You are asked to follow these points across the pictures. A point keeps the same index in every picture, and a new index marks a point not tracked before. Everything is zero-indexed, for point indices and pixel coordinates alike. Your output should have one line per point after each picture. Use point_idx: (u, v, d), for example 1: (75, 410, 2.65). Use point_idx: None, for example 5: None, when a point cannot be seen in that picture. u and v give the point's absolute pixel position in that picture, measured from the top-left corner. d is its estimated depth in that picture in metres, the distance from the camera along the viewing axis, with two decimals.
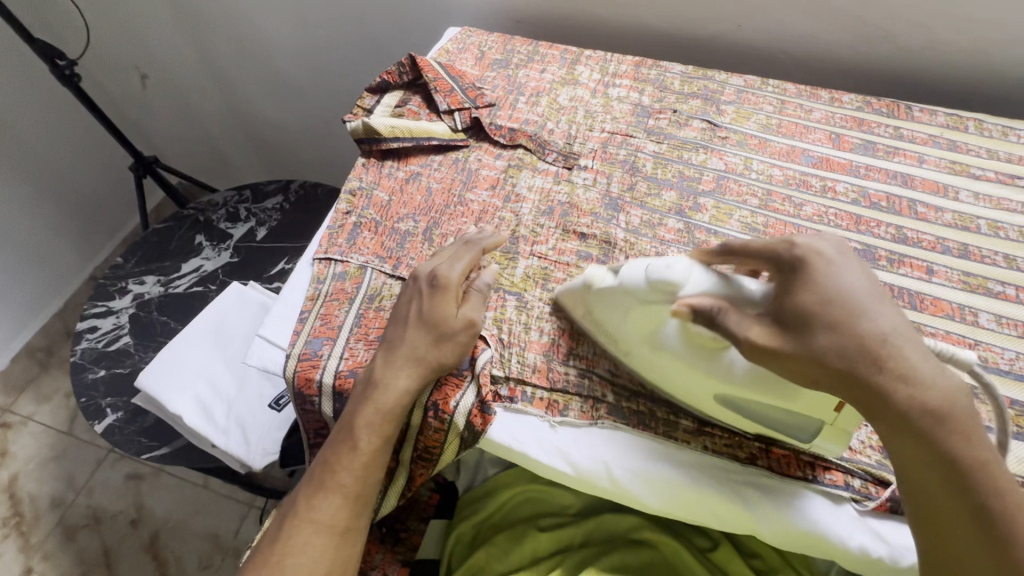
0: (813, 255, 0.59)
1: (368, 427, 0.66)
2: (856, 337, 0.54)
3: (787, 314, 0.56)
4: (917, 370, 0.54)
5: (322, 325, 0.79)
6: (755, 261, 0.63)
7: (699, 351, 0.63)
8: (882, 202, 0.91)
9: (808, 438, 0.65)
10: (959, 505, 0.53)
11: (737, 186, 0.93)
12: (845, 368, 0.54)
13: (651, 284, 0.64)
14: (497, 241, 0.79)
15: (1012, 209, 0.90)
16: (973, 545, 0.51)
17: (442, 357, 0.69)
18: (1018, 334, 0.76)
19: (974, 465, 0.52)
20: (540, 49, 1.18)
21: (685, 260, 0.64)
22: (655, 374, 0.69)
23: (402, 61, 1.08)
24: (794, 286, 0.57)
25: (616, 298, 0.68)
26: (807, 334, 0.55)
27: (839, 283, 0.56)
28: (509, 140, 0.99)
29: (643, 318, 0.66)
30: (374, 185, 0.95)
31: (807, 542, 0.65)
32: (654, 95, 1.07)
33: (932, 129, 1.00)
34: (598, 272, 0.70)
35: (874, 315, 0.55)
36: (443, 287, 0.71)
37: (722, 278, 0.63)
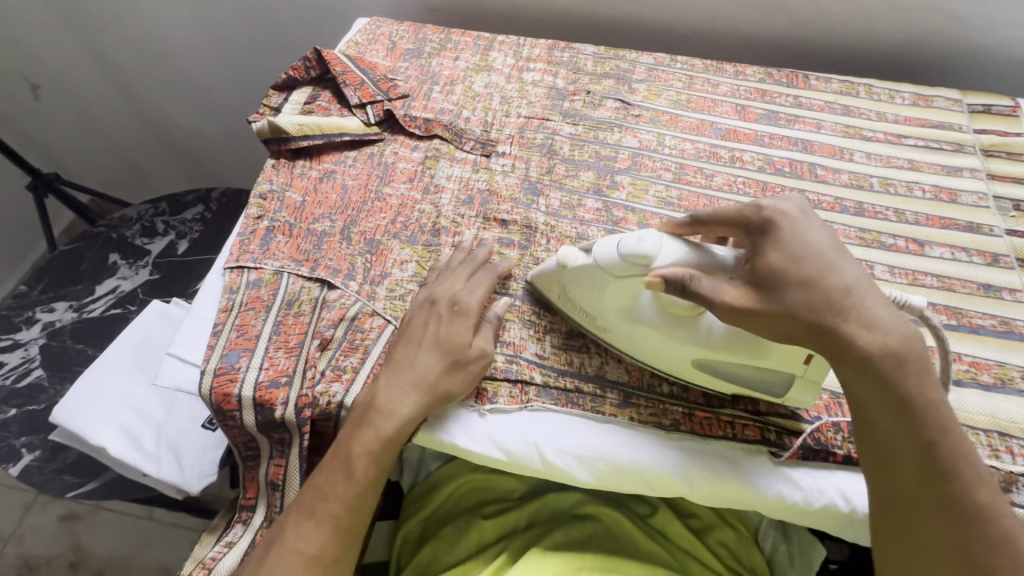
0: (779, 217, 0.61)
1: (365, 456, 0.63)
2: (823, 292, 0.56)
3: (760, 274, 0.58)
4: (881, 316, 0.56)
5: (238, 336, 0.76)
6: (726, 228, 0.65)
7: (669, 319, 0.65)
8: (785, 168, 0.95)
9: (781, 392, 0.68)
10: (911, 446, 0.54)
11: (651, 162, 0.95)
12: (812, 321, 0.56)
13: (624, 259, 0.64)
14: (511, 264, 0.79)
15: (900, 166, 0.96)
16: (915, 481, 0.54)
17: (448, 386, 0.67)
18: (910, 282, 0.82)
19: (924, 406, 0.55)
20: (452, 37, 1.16)
21: (657, 233, 0.64)
22: (631, 347, 0.71)
23: (308, 55, 1.04)
24: (766, 246, 0.60)
25: (589, 275, 0.68)
26: (778, 289, 0.57)
27: (805, 242, 0.59)
28: (425, 131, 0.98)
29: (619, 292, 0.67)
30: (286, 186, 0.91)
31: (729, 497, 0.67)
32: (569, 77, 1.08)
33: (828, 96, 1.06)
34: (571, 253, 0.70)
35: (837, 268, 0.57)
36: (464, 315, 0.70)
37: (693, 248, 0.63)
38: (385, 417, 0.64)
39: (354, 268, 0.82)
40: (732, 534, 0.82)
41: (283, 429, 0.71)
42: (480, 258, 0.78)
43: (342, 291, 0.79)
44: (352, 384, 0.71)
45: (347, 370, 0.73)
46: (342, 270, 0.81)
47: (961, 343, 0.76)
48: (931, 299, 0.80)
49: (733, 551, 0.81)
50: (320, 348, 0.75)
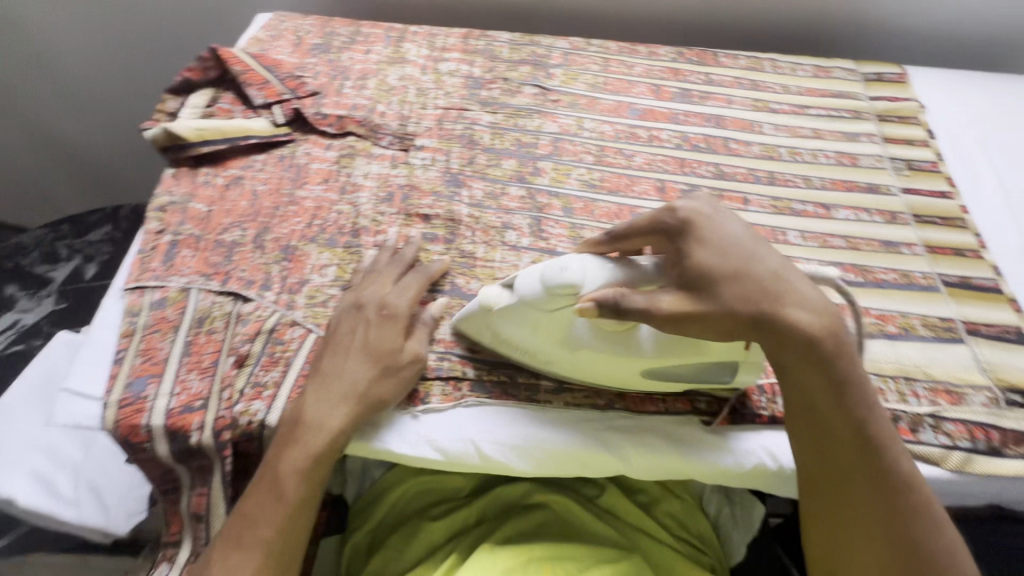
0: (696, 215, 0.60)
1: (294, 475, 0.60)
2: (755, 281, 0.56)
3: (689, 276, 0.57)
4: (812, 301, 0.56)
5: (144, 362, 0.70)
6: (643, 238, 0.63)
7: (609, 340, 0.64)
8: (701, 144, 0.98)
9: (730, 377, 0.68)
10: (846, 424, 0.57)
11: (572, 146, 0.95)
12: (753, 312, 0.55)
13: (550, 292, 0.62)
14: (445, 265, 0.76)
15: (806, 135, 1.01)
16: (852, 460, 0.57)
17: (380, 392, 0.64)
18: (820, 245, 0.86)
19: (854, 384, 0.57)
20: (362, 29, 1.12)
21: (576, 257, 0.63)
22: (574, 370, 0.68)
23: (203, 55, 0.98)
24: (688, 246, 0.59)
25: (518, 314, 0.66)
26: (714, 288, 0.55)
27: (727, 234, 0.59)
28: (338, 128, 0.94)
29: (553, 325, 0.65)
30: (188, 197, 0.85)
31: (665, 468, 0.68)
32: (485, 66, 1.06)
33: (736, 72, 1.09)
34: (492, 293, 0.67)
35: (762, 257, 0.57)
36: (393, 319, 0.68)
37: (616, 266, 0.63)
38: (315, 433, 0.61)
39: (270, 278, 0.77)
40: (677, 505, 0.84)
41: (203, 455, 0.66)
42: (410, 258, 0.76)
43: (258, 302, 0.75)
44: (274, 400, 0.67)
45: (268, 386, 0.69)
46: (257, 281, 0.77)
47: (868, 298, 0.81)
48: (839, 260, 0.84)
49: (680, 521, 0.83)
50: (236, 366, 0.70)
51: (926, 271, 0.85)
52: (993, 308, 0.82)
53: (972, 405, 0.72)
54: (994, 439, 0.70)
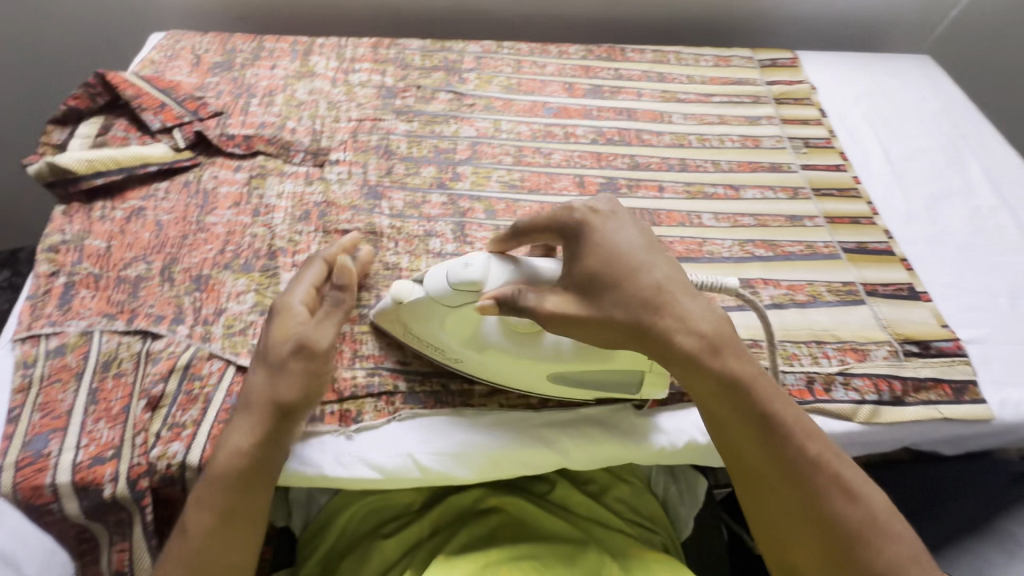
0: (590, 217, 0.63)
1: (195, 505, 0.59)
2: (636, 292, 0.58)
3: (579, 279, 0.60)
4: (692, 314, 0.58)
5: (44, 417, 0.64)
6: (544, 237, 0.66)
7: (515, 339, 0.65)
8: (615, 137, 1.01)
9: (635, 391, 0.68)
10: (745, 422, 0.58)
11: (491, 149, 0.96)
12: (632, 321, 0.57)
13: (454, 288, 0.63)
14: (347, 244, 0.74)
15: (712, 121, 1.06)
16: (762, 455, 0.58)
17: (274, 395, 0.61)
18: (733, 225, 0.91)
19: (746, 379, 0.58)
20: (266, 44, 1.08)
21: (482, 255, 0.65)
22: (489, 372, 0.68)
23: (88, 81, 0.91)
24: (581, 250, 0.61)
25: (426, 310, 0.66)
26: (597, 296, 0.58)
27: (616, 243, 0.60)
28: (246, 149, 0.90)
29: (460, 322, 0.65)
30: (84, 234, 0.79)
31: (601, 456, 0.70)
32: (397, 74, 1.05)
33: (644, 66, 1.14)
34: (403, 286, 0.67)
35: (649, 268, 0.59)
36: (282, 314, 0.66)
37: (516, 265, 0.64)
38: (216, 455, 0.60)
39: (182, 311, 0.73)
40: (626, 488, 0.86)
41: (119, 508, 0.62)
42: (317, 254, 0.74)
43: (169, 338, 0.70)
44: (194, 439, 0.64)
45: (187, 426, 0.65)
46: (168, 316, 0.72)
47: (777, 271, 0.86)
48: (750, 237, 0.89)
49: (629, 504, 0.85)
50: (149, 409, 0.66)
51: (828, 240, 0.91)
52: (888, 269, 0.89)
53: (875, 360, 0.78)
54: (896, 389, 0.76)
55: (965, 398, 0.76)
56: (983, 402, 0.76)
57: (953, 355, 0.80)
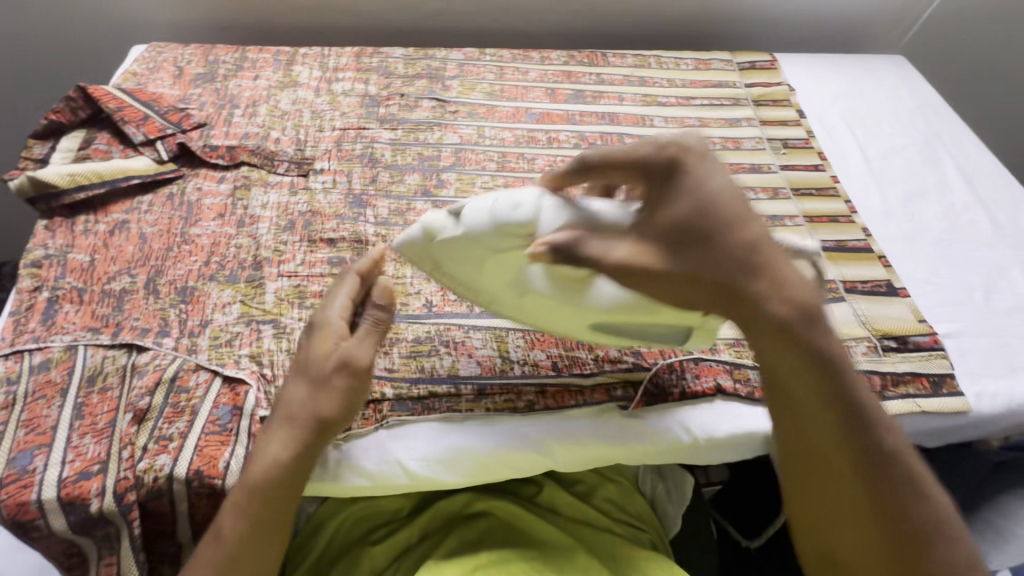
0: (685, 158, 0.58)
1: (231, 511, 0.59)
2: (726, 248, 0.55)
3: (661, 227, 0.56)
4: (785, 277, 0.55)
5: (28, 434, 0.64)
6: (621, 174, 0.61)
7: (561, 286, 0.63)
8: (598, 141, 1.02)
9: (682, 342, 0.69)
10: (823, 402, 0.55)
11: (475, 156, 0.97)
12: (717, 279, 0.55)
13: (498, 227, 0.61)
14: (373, 260, 0.70)
15: (692, 124, 1.07)
16: (836, 438, 0.55)
17: (314, 411, 0.61)
18: None
19: (831, 357, 0.55)
20: (249, 55, 1.08)
21: (532, 194, 0.62)
22: (519, 311, 0.69)
23: (70, 95, 0.91)
24: (666, 196, 0.57)
25: (464, 247, 0.65)
26: (681, 251, 0.55)
27: (712, 191, 0.56)
28: (230, 160, 0.90)
29: (502, 264, 0.64)
30: (67, 248, 0.79)
31: (587, 458, 0.71)
32: (381, 83, 1.06)
33: (625, 70, 1.15)
34: (437, 219, 0.65)
35: (744, 224, 0.56)
36: (322, 331, 0.65)
37: (573, 207, 0.61)
38: (251, 464, 0.61)
39: (168, 323, 0.73)
40: (614, 488, 0.87)
41: (107, 522, 0.62)
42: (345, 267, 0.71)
43: (155, 351, 0.70)
44: (181, 452, 0.64)
45: (174, 438, 0.65)
46: (153, 329, 0.73)
47: None
48: None
49: (618, 504, 0.86)
50: (135, 422, 0.66)
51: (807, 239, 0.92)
52: (866, 266, 0.90)
53: (855, 356, 0.80)
54: (875, 383, 0.77)
55: (943, 391, 0.78)
56: (961, 394, 0.78)
57: (931, 349, 0.82)
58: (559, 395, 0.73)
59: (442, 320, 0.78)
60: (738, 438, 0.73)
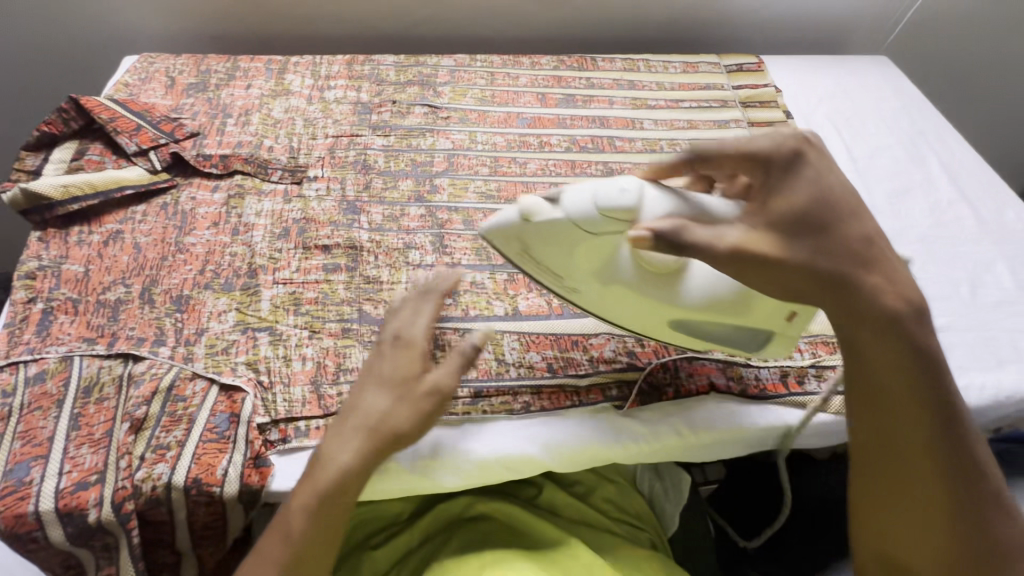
0: (805, 151, 0.59)
1: (303, 512, 0.57)
2: (845, 240, 0.57)
3: (778, 213, 0.56)
4: (894, 274, 0.57)
5: (24, 445, 0.64)
6: (734, 164, 0.60)
7: (648, 279, 0.65)
8: (589, 144, 1.03)
9: (757, 348, 0.71)
10: (920, 404, 0.56)
11: (467, 161, 0.97)
12: (835, 269, 0.56)
13: (602, 213, 0.61)
14: (452, 283, 0.69)
15: (682, 126, 1.09)
16: (927, 439, 0.56)
17: (393, 425, 0.60)
18: None
19: (931, 361, 0.56)
20: (240, 64, 1.09)
21: (636, 181, 0.62)
22: (599, 301, 0.70)
23: (61, 106, 0.91)
24: (784, 185, 0.57)
25: (559, 233, 0.64)
26: (801, 239, 0.56)
27: (832, 185, 0.57)
28: (223, 168, 0.90)
29: (594, 250, 0.64)
30: (61, 259, 0.79)
31: (581, 459, 0.71)
32: (372, 90, 1.07)
33: (615, 75, 1.17)
34: (533, 203, 0.63)
35: (858, 220, 0.58)
36: (409, 347, 0.64)
37: (677, 198, 0.62)
38: (318, 467, 0.59)
39: (164, 332, 0.73)
40: (612, 488, 0.88)
41: (105, 532, 0.62)
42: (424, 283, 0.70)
43: (151, 360, 0.70)
44: (179, 460, 0.64)
45: (172, 447, 0.65)
46: (149, 338, 0.73)
47: None
48: None
49: (616, 504, 0.87)
50: (132, 432, 0.66)
51: None
52: None
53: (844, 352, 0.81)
54: None
55: None
56: None
57: None
58: (555, 396, 0.74)
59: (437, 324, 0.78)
60: (726, 437, 0.74)
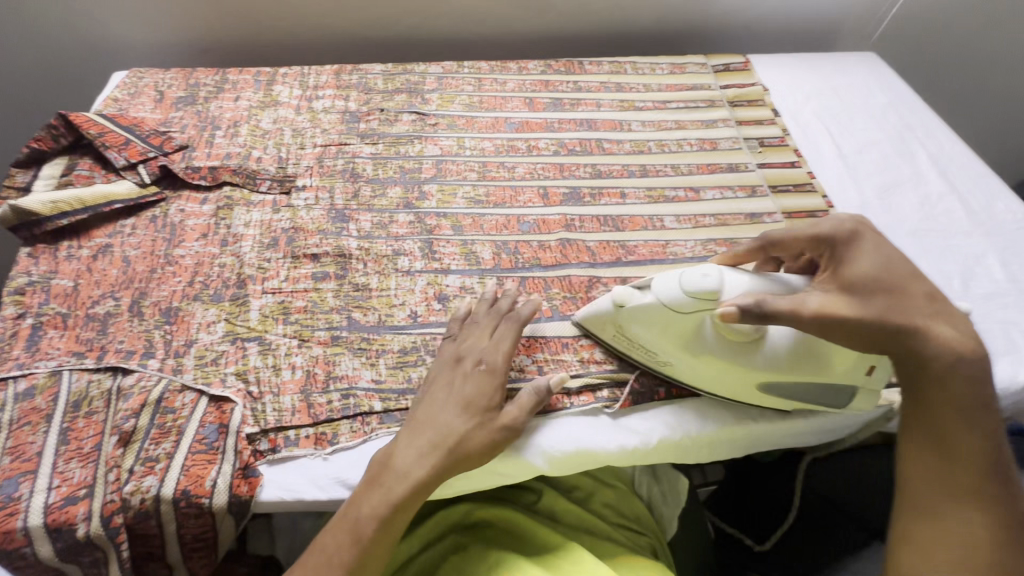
0: (863, 227, 0.63)
1: (373, 519, 0.59)
2: (910, 297, 0.60)
3: (851, 280, 0.60)
4: (959, 328, 0.60)
5: (13, 461, 0.64)
6: (800, 245, 0.65)
7: (733, 347, 0.67)
8: (577, 147, 1.03)
9: (845, 402, 0.72)
10: (972, 441, 0.57)
11: (455, 166, 0.98)
12: (905, 323, 0.58)
13: (690, 296, 0.64)
14: (535, 310, 0.73)
15: (670, 127, 1.09)
16: (975, 475, 0.56)
17: (469, 448, 0.63)
18: (694, 226, 0.93)
19: (984, 405, 0.58)
20: (229, 76, 1.10)
21: (716, 266, 0.66)
22: (693, 375, 0.71)
23: (51, 122, 0.92)
24: (850, 255, 0.61)
25: (650, 314, 0.68)
26: (871, 297, 0.59)
27: (892, 252, 0.62)
28: (212, 180, 0.91)
29: (681, 327, 0.67)
30: (50, 274, 0.79)
31: (577, 462, 0.70)
32: (360, 99, 1.07)
33: (602, 77, 1.17)
34: (624, 291, 0.70)
35: (919, 280, 0.61)
36: (491, 373, 0.67)
37: (756, 277, 0.65)
38: (396, 479, 0.61)
39: (153, 344, 0.73)
40: (610, 492, 0.87)
41: (94, 547, 0.62)
42: (506, 307, 0.74)
43: (140, 372, 0.70)
44: (167, 473, 0.64)
45: (161, 459, 0.65)
46: (138, 351, 0.73)
47: None
48: (711, 236, 0.92)
49: (615, 508, 0.86)
50: (121, 445, 0.66)
51: None
52: None
53: None
54: None
55: None
56: None
57: None
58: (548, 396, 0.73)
59: (427, 331, 0.77)
60: (720, 437, 0.73)
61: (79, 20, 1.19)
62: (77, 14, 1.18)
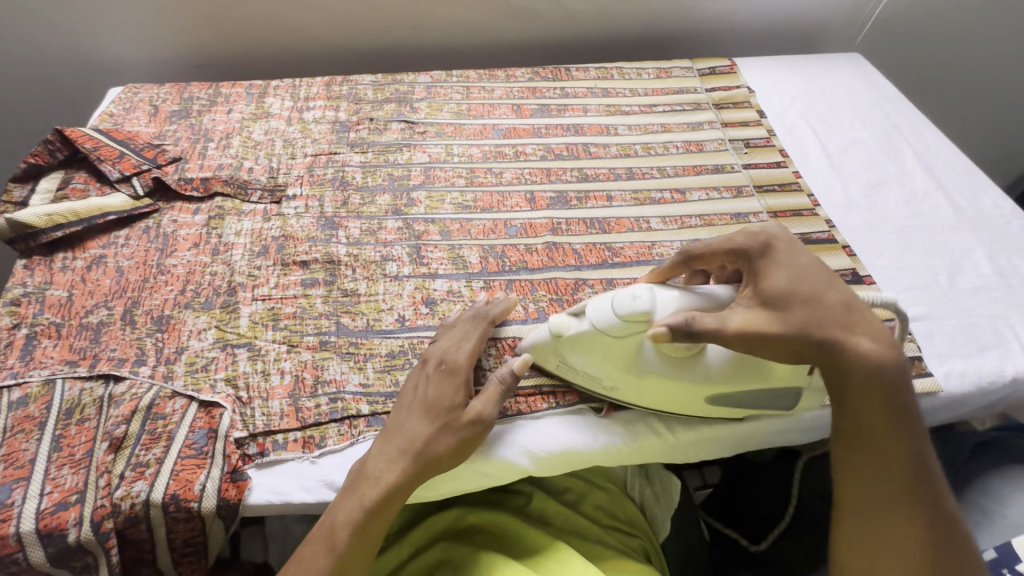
0: (774, 239, 0.64)
1: (348, 526, 0.60)
2: (827, 308, 0.60)
3: (768, 296, 0.61)
4: (877, 333, 0.60)
5: (6, 468, 0.65)
6: (720, 258, 0.67)
7: (674, 363, 0.66)
8: (563, 152, 1.05)
9: (791, 402, 0.72)
10: (897, 444, 0.57)
11: (443, 173, 0.99)
12: (823, 336, 0.59)
13: (623, 319, 0.64)
14: (507, 308, 0.75)
15: (655, 130, 1.10)
16: (903, 478, 0.57)
17: (436, 449, 0.63)
18: (680, 227, 0.94)
19: (903, 407, 0.58)
20: (222, 90, 1.12)
21: (645, 285, 0.66)
22: (640, 396, 0.70)
23: (47, 138, 0.94)
24: (765, 268, 0.62)
25: (585, 340, 0.68)
26: (789, 311, 0.60)
27: (803, 262, 0.63)
28: (204, 191, 0.93)
29: (618, 352, 0.67)
30: (45, 285, 0.81)
31: (564, 461, 0.71)
32: (350, 109, 1.09)
33: (588, 83, 1.19)
34: (561, 320, 0.69)
35: (834, 288, 0.62)
36: (453, 373, 0.67)
37: (684, 291, 0.65)
38: (367, 486, 0.62)
39: (145, 352, 0.75)
40: (602, 495, 0.87)
41: (84, 553, 0.63)
42: (479, 310, 0.75)
43: (132, 380, 0.72)
44: (157, 478, 0.65)
45: (151, 464, 0.66)
46: (130, 358, 0.74)
47: None
48: (698, 237, 0.93)
49: (606, 510, 0.86)
50: (111, 451, 0.66)
51: None
52: (830, 256, 0.91)
53: None
54: None
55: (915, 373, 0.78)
56: (930, 375, 0.78)
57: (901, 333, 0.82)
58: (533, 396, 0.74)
59: (414, 334, 0.78)
60: (706, 436, 0.74)
61: (77, 38, 1.22)
62: (74, 32, 1.21)
